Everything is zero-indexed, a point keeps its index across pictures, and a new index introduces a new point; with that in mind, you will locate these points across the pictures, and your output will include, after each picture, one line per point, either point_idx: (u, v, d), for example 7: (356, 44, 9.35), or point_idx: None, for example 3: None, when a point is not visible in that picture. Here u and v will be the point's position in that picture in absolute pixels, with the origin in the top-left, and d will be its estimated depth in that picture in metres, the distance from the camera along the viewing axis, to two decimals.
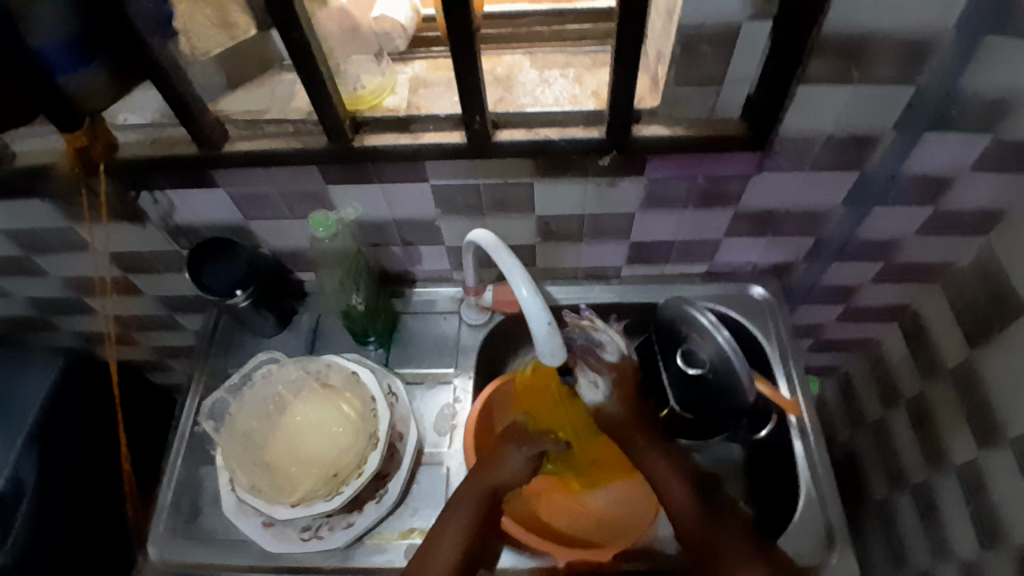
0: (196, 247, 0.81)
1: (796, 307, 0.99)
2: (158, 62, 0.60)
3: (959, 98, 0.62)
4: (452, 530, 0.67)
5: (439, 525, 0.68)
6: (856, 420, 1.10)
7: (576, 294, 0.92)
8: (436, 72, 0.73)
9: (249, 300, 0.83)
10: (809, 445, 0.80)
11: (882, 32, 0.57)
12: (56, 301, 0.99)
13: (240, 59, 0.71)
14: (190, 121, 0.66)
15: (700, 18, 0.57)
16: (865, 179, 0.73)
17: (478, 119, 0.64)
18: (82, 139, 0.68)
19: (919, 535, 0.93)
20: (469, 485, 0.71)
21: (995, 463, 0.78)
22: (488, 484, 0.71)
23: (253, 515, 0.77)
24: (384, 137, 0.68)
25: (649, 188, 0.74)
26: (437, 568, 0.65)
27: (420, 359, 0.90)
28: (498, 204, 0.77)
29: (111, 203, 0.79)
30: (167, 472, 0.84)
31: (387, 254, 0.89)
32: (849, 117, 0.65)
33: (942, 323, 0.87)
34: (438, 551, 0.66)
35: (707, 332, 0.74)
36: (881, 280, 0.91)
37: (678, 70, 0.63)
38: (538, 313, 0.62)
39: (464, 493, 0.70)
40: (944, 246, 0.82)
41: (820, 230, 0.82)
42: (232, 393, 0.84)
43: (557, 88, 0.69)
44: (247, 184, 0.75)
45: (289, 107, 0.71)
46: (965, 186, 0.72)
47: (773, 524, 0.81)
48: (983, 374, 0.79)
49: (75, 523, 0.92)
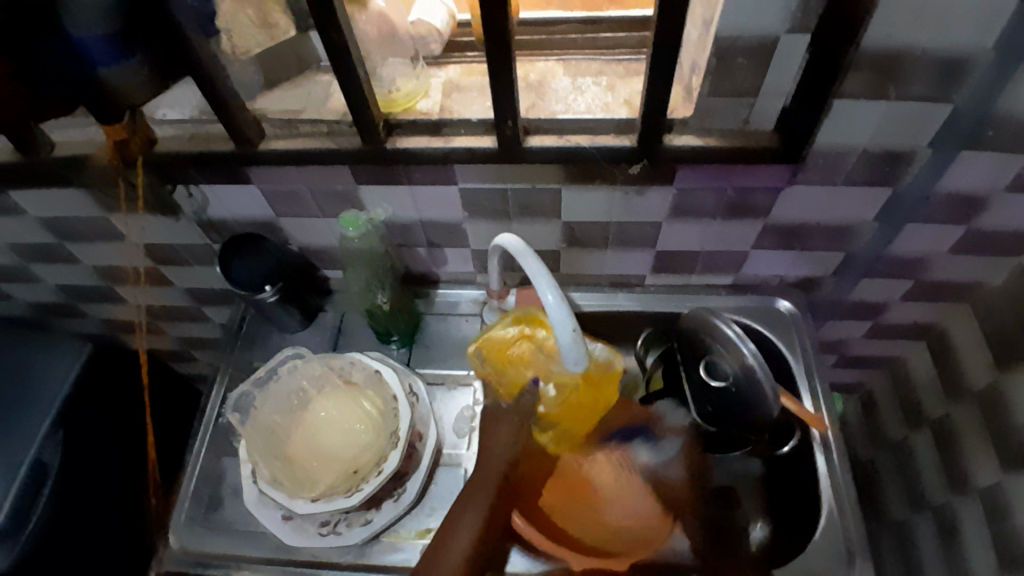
0: (227, 241, 0.82)
1: (822, 322, 0.98)
2: (197, 60, 0.61)
3: (995, 116, 0.61)
4: (469, 519, 0.67)
5: (450, 522, 0.67)
6: (879, 439, 1.08)
7: (600, 301, 0.91)
8: (471, 77, 0.74)
9: (276, 296, 0.84)
10: (832, 462, 0.78)
11: (920, 48, 0.56)
12: (88, 289, 1.02)
13: (278, 60, 0.72)
14: (228, 118, 0.67)
15: (735, 30, 0.57)
16: (897, 196, 0.72)
17: (509, 124, 0.65)
18: (121, 132, 0.71)
19: (939, 560, 0.91)
20: (476, 485, 0.70)
21: (1018, 489, 0.76)
22: (498, 471, 0.71)
23: (273, 508, 0.78)
24: (414, 139, 0.69)
25: (676, 197, 0.74)
26: (451, 554, 0.65)
27: (442, 360, 0.91)
28: (524, 210, 0.78)
29: (147, 195, 0.81)
30: (190, 461, 0.85)
31: (412, 255, 0.90)
32: (883, 132, 0.64)
33: (971, 345, 0.85)
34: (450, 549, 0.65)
35: (733, 346, 0.72)
36: (910, 298, 0.89)
37: (713, 81, 0.62)
38: (564, 320, 0.62)
39: (467, 499, 0.69)
40: (978, 266, 0.81)
41: (849, 246, 0.81)
42: (258, 385, 0.85)
43: (589, 96, 0.70)
44: (279, 182, 0.77)
45: (324, 108, 0.72)
46: (1001, 206, 0.71)
47: (793, 539, 0.80)
48: (1009, 396, 0.77)
49: (95, 505, 0.94)
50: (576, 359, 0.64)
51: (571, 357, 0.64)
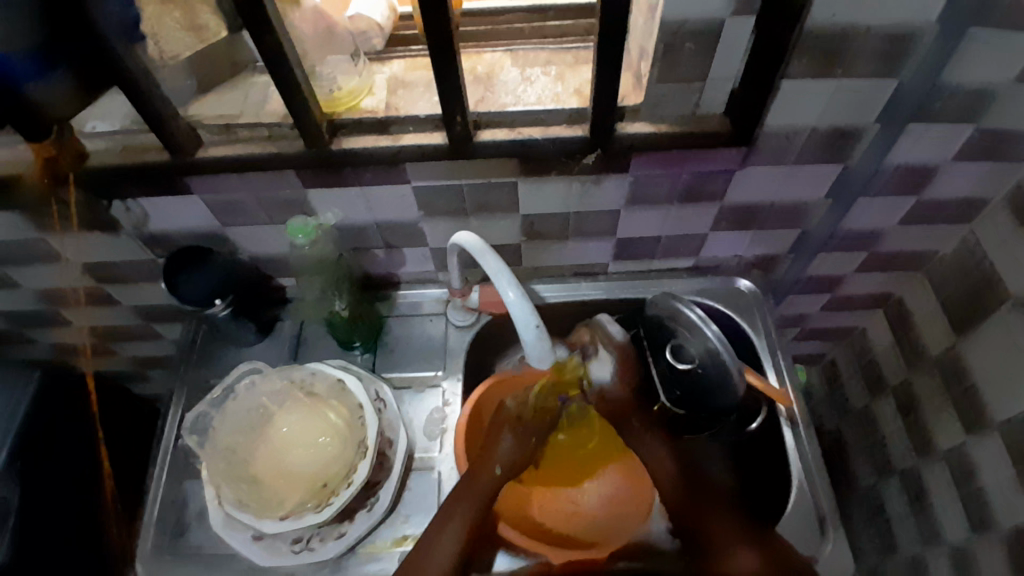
0: (174, 254, 0.79)
1: (783, 299, 0.99)
2: (122, 68, 0.58)
3: (941, 88, 0.62)
4: (454, 528, 0.66)
5: (434, 530, 0.67)
6: (842, 407, 1.11)
7: (564, 292, 0.90)
8: (415, 72, 0.71)
9: (228, 309, 0.81)
10: (799, 436, 0.79)
11: (865, 26, 0.57)
12: (26, 315, 0.96)
13: (209, 65, 0.69)
14: (163, 130, 0.64)
15: (682, 15, 0.56)
16: (847, 172, 0.73)
17: (459, 120, 0.63)
18: (50, 149, 0.66)
19: (908, 521, 0.95)
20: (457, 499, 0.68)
21: (981, 449, 0.79)
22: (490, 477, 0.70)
23: (241, 529, 0.75)
24: (362, 140, 0.67)
25: (632, 185, 0.73)
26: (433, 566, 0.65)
27: (407, 363, 0.88)
28: (481, 206, 0.76)
29: (82, 212, 0.76)
30: (151, 488, 0.82)
31: (370, 258, 0.87)
32: (832, 112, 0.65)
33: (927, 312, 0.87)
34: (433, 555, 0.65)
35: (698, 330, 0.72)
36: (864, 270, 0.91)
37: (661, 68, 0.61)
38: (526, 318, 0.61)
39: (450, 509, 0.68)
40: (928, 236, 0.83)
41: (804, 223, 0.82)
42: (215, 406, 0.82)
43: (539, 87, 0.68)
44: (222, 191, 0.73)
45: (263, 111, 0.69)
46: (947, 176, 0.73)
47: (768, 513, 0.81)
48: (967, 360, 0.80)
49: (66, 543, 0.90)
50: (543, 352, 0.63)
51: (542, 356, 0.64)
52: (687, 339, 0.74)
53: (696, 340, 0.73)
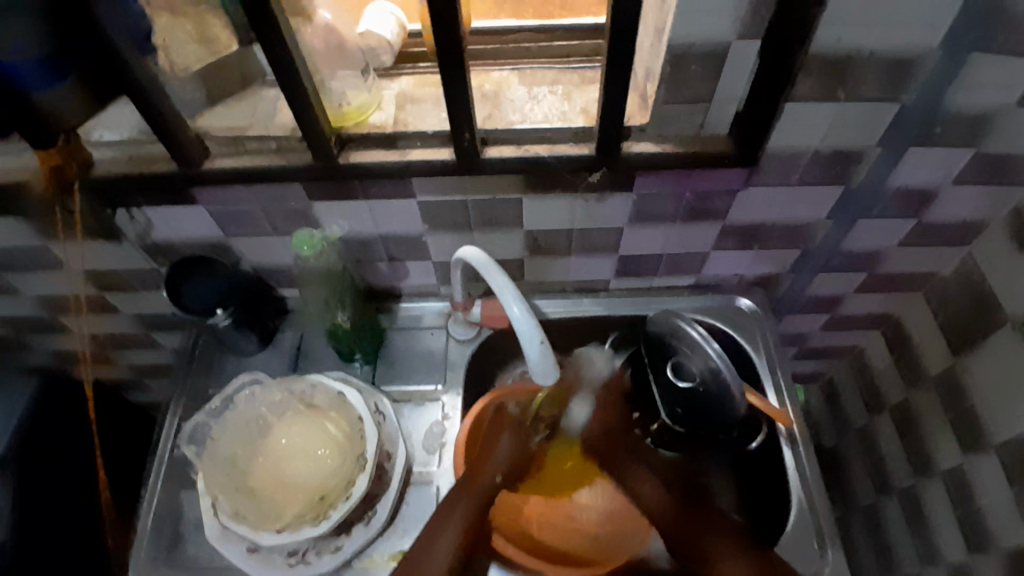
0: (176, 264, 0.78)
1: (783, 317, 0.99)
2: (134, 77, 0.58)
3: (942, 111, 0.63)
4: (455, 524, 0.66)
5: (429, 531, 0.65)
6: (842, 426, 1.11)
7: (566, 307, 0.91)
8: (423, 88, 0.72)
9: (230, 318, 0.82)
10: (800, 456, 0.79)
11: (868, 50, 0.57)
12: (25, 322, 0.95)
13: (219, 77, 0.69)
14: (170, 139, 0.64)
15: (690, 36, 0.57)
16: (849, 193, 0.74)
17: (467, 137, 0.63)
18: (56, 158, 0.66)
19: (907, 540, 0.94)
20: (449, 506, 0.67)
21: (980, 469, 0.79)
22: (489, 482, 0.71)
23: (236, 540, 0.75)
24: (370, 154, 0.68)
25: (636, 203, 0.74)
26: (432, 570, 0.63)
27: (408, 377, 0.88)
28: (486, 220, 0.76)
29: (87, 220, 0.76)
30: (147, 498, 0.81)
31: (373, 270, 0.87)
32: (835, 134, 0.66)
33: (926, 333, 0.88)
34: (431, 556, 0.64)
35: (700, 349, 0.72)
36: (864, 290, 0.92)
37: (667, 88, 0.62)
38: (531, 333, 0.61)
39: (444, 512, 0.67)
40: (928, 257, 0.83)
41: (805, 243, 0.82)
42: (214, 417, 0.82)
43: (546, 105, 0.69)
44: (227, 202, 0.74)
45: (272, 123, 0.70)
46: (948, 198, 0.74)
47: (768, 531, 0.81)
48: (965, 380, 0.80)
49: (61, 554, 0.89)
50: (547, 370, 0.63)
51: (543, 368, 0.63)
52: (688, 356, 0.74)
53: (698, 358, 0.73)
